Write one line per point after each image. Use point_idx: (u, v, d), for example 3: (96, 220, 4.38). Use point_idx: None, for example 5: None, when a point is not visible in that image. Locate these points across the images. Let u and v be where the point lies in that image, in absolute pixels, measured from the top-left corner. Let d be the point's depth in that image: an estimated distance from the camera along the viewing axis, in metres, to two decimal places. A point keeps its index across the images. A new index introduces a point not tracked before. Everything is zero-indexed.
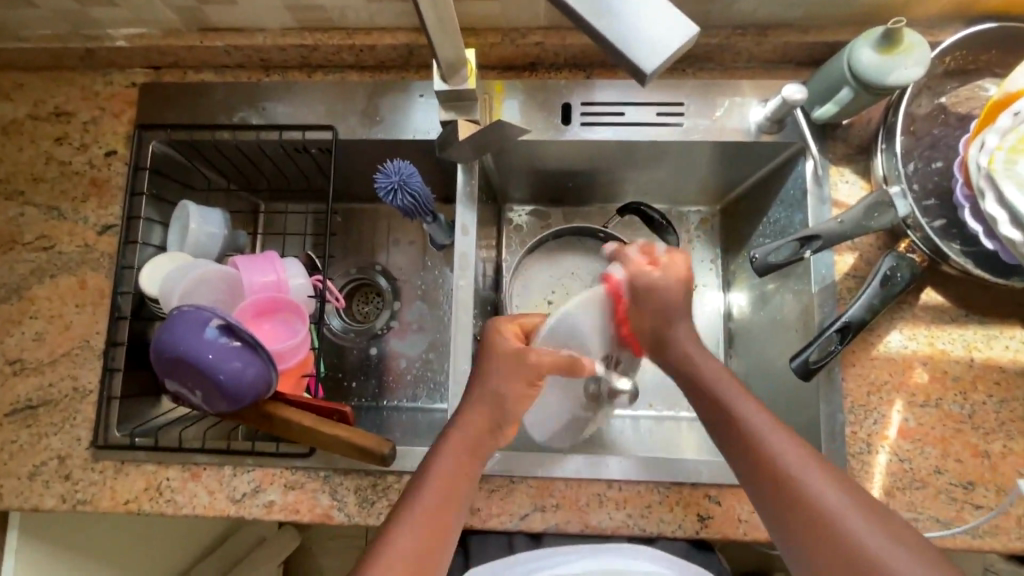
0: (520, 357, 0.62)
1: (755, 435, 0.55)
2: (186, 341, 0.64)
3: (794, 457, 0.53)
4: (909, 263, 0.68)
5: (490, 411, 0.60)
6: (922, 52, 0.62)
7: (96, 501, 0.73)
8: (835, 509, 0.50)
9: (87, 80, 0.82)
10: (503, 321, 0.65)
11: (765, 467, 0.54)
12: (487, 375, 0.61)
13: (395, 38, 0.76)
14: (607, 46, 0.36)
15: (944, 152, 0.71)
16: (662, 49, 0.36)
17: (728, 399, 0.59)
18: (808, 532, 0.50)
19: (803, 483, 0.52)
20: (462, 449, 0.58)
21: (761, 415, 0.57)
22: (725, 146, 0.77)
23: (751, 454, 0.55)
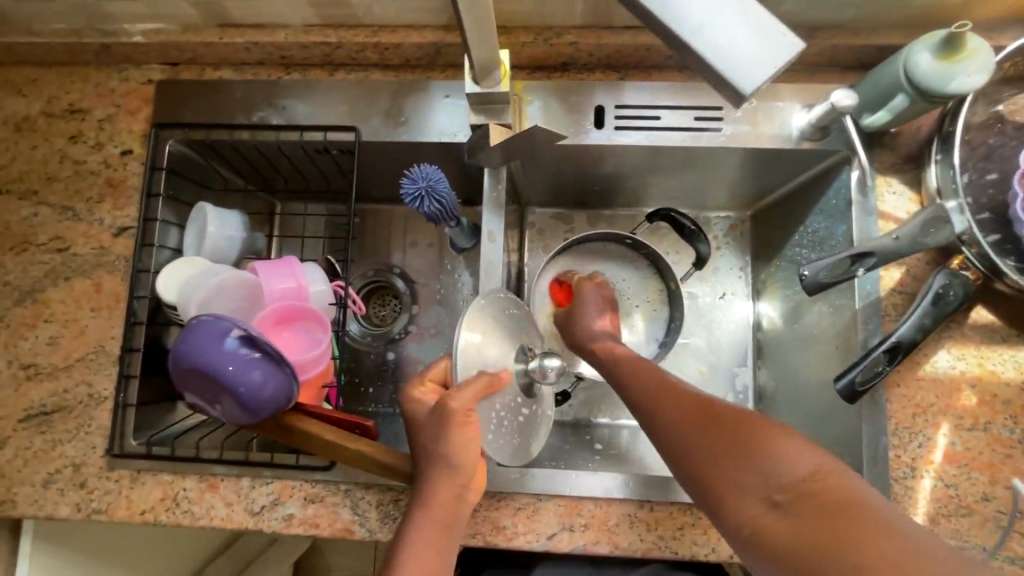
0: (443, 418, 0.55)
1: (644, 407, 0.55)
2: (204, 353, 0.61)
3: (669, 410, 0.53)
4: (962, 280, 0.64)
5: (445, 480, 0.55)
6: (985, 57, 0.58)
7: (112, 511, 0.71)
8: (706, 446, 0.48)
9: (102, 76, 0.79)
10: (413, 384, 0.62)
11: (657, 430, 0.53)
12: (426, 448, 0.56)
13: (422, 36, 0.73)
14: (702, 64, 0.33)
15: (999, 163, 0.67)
16: (765, 65, 0.32)
17: (626, 381, 0.60)
18: (699, 477, 0.48)
19: (681, 435, 0.50)
20: (430, 526, 0.53)
21: (642, 388, 0.57)
22: (764, 152, 0.74)
23: (648, 425, 0.55)
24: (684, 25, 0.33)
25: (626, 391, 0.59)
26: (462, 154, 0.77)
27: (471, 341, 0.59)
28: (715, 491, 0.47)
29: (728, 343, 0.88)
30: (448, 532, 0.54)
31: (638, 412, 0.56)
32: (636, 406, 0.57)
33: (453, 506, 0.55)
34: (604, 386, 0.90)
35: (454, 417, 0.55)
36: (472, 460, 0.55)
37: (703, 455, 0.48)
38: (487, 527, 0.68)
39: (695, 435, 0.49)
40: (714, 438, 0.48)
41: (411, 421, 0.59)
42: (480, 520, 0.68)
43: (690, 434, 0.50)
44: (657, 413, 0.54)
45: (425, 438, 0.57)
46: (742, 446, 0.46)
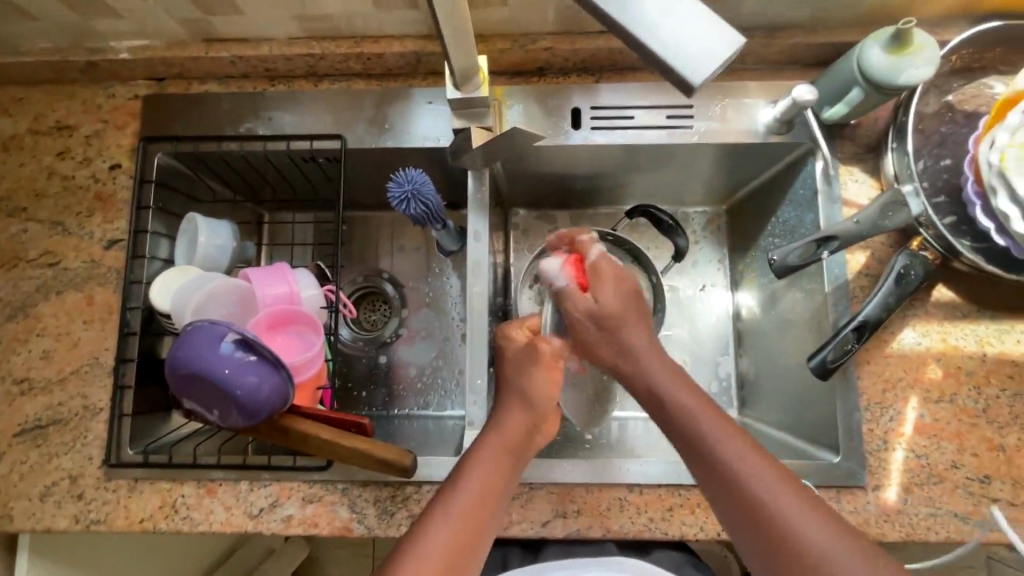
0: (533, 356, 0.65)
1: (722, 460, 0.54)
2: (201, 357, 0.63)
3: (767, 480, 0.52)
4: (922, 260, 0.68)
5: (522, 412, 0.62)
6: (931, 52, 0.63)
7: (110, 521, 0.72)
8: (804, 533, 0.50)
9: (88, 92, 0.81)
10: (511, 325, 0.70)
11: (735, 493, 0.53)
12: (515, 376, 0.64)
13: (403, 46, 0.76)
14: (659, 65, 0.35)
15: (952, 149, 0.71)
16: (713, 59, 0.35)
17: (688, 413, 0.57)
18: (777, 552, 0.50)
19: (778, 514, 0.51)
20: (499, 453, 0.59)
21: (722, 436, 0.55)
22: (734, 147, 0.77)
23: (716, 474, 0.54)
24: (642, 27, 0.35)
25: (693, 429, 0.56)
26: (446, 158, 0.80)
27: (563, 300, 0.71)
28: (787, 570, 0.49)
29: (710, 332, 0.91)
30: (503, 476, 0.58)
31: (704, 460, 0.55)
32: (700, 454, 0.55)
33: (523, 437, 0.61)
34: None
35: (546, 359, 0.65)
36: (550, 400, 0.63)
37: (797, 538, 0.50)
38: None
39: (792, 519, 0.50)
40: (816, 533, 0.50)
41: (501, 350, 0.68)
42: None
43: (790, 514, 0.51)
44: (743, 477, 0.53)
45: (508, 372, 0.65)
46: (844, 550, 0.49)
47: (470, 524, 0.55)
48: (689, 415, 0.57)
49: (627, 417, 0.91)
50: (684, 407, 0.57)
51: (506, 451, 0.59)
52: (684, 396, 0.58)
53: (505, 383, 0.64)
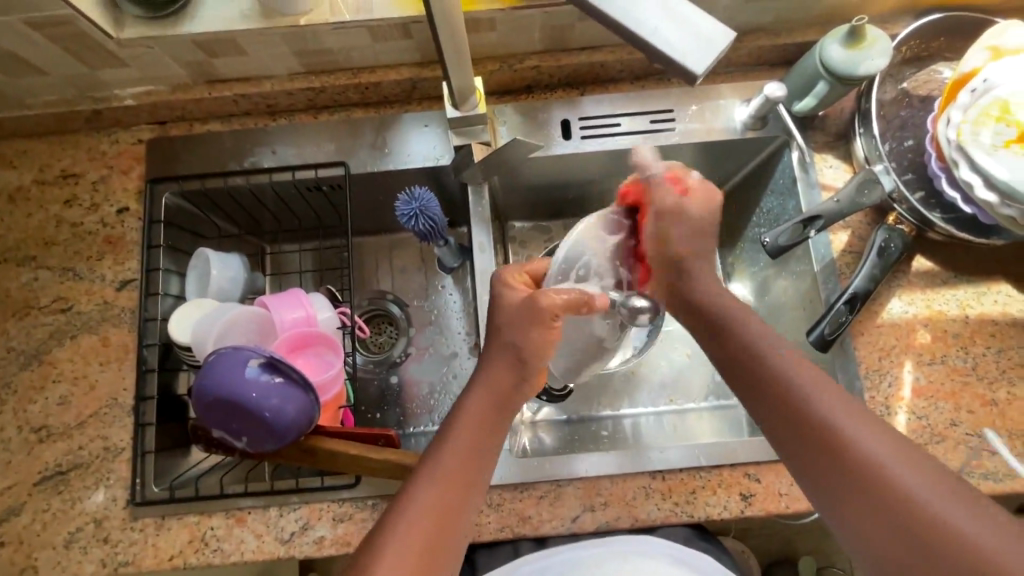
0: (533, 314, 0.59)
1: (781, 379, 0.58)
2: (229, 382, 0.64)
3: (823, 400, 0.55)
4: (900, 234, 0.74)
5: (511, 368, 0.61)
6: (884, 44, 0.69)
7: (139, 561, 0.71)
8: (862, 448, 0.52)
9: (92, 140, 0.83)
10: (512, 272, 0.67)
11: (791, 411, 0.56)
12: (505, 327, 0.61)
13: (399, 74, 0.80)
14: (666, 62, 0.39)
15: (913, 131, 0.78)
16: (712, 54, 0.38)
17: (749, 346, 0.61)
18: (826, 459, 0.53)
19: (830, 422, 0.54)
20: (475, 425, 0.59)
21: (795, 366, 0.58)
22: (715, 145, 0.83)
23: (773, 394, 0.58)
24: (644, 28, 0.38)
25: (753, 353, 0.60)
26: (445, 176, 0.83)
27: (572, 254, 0.70)
28: (853, 493, 0.51)
29: None
30: (483, 439, 0.59)
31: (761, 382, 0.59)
32: (768, 383, 0.58)
33: (506, 394, 0.61)
34: (601, 380, 0.94)
35: (541, 318, 0.59)
36: (540, 357, 0.61)
37: (872, 467, 0.51)
38: (514, 519, 0.72)
39: (846, 430, 0.53)
40: (870, 442, 0.52)
41: (500, 299, 0.64)
42: (506, 513, 0.72)
43: (847, 426, 0.54)
44: (798, 392, 0.57)
45: (503, 324, 0.62)
46: (898, 459, 0.51)
47: (437, 519, 0.54)
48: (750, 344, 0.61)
49: (638, 413, 0.93)
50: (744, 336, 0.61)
51: (483, 415, 0.59)
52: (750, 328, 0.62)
53: (496, 333, 0.62)
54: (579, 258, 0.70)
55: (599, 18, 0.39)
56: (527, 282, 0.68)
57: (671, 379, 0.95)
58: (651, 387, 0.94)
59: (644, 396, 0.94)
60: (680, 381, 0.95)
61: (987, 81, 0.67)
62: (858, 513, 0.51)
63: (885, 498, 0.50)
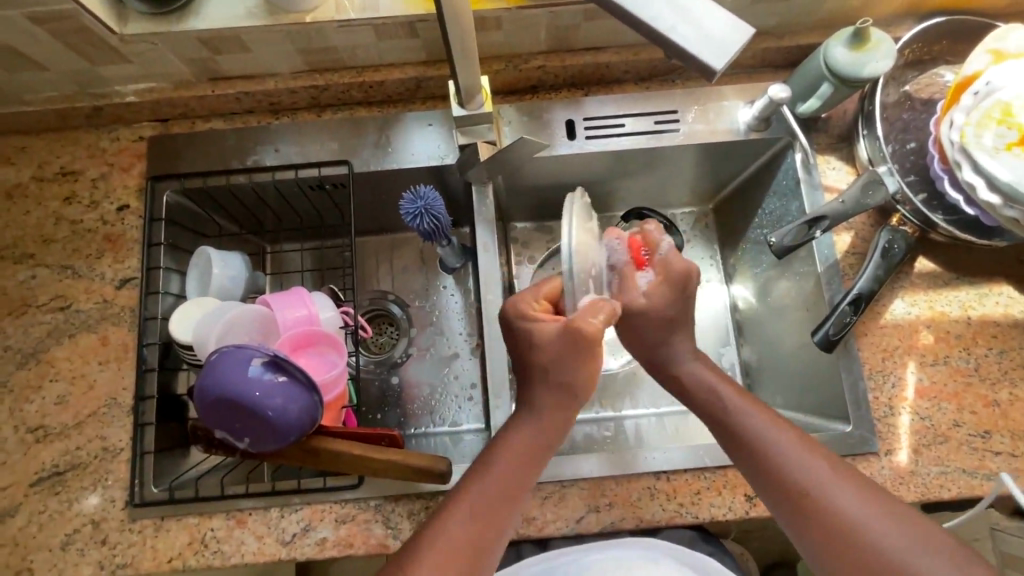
0: (574, 341, 0.58)
1: (762, 444, 0.57)
2: (231, 381, 0.63)
3: (801, 453, 0.56)
4: (902, 235, 0.74)
5: (560, 411, 0.61)
6: (888, 46, 0.69)
7: (137, 564, 0.70)
8: (841, 502, 0.53)
9: (92, 137, 0.82)
10: (528, 300, 0.64)
11: (770, 472, 0.56)
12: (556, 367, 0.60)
13: (403, 72, 0.80)
14: (687, 59, 0.39)
15: (916, 133, 0.78)
16: (729, 49, 0.38)
17: (731, 403, 0.61)
18: (809, 517, 0.54)
19: (807, 476, 0.55)
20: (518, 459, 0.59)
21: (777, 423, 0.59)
22: (718, 146, 0.83)
23: (751, 454, 0.58)
24: (661, 22, 0.38)
25: (726, 416, 0.61)
26: (449, 175, 0.83)
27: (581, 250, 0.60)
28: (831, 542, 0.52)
29: (709, 326, 0.93)
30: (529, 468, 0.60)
31: (738, 440, 0.59)
32: (750, 435, 0.59)
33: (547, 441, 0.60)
34: (603, 381, 0.94)
35: (583, 342, 0.58)
36: (587, 388, 0.61)
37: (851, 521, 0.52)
38: (518, 519, 0.71)
39: (826, 489, 0.54)
40: (849, 498, 0.53)
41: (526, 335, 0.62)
42: None
43: (825, 485, 0.54)
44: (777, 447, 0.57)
45: (546, 363, 0.60)
46: (879, 515, 0.52)
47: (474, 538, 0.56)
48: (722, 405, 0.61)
49: (640, 415, 0.93)
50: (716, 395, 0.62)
51: (528, 453, 0.59)
52: (723, 394, 0.62)
53: (540, 374, 0.61)
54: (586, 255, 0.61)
55: (617, 11, 0.39)
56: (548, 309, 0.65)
57: None
58: (653, 388, 0.94)
59: (645, 397, 0.94)
60: None
61: (990, 84, 0.67)
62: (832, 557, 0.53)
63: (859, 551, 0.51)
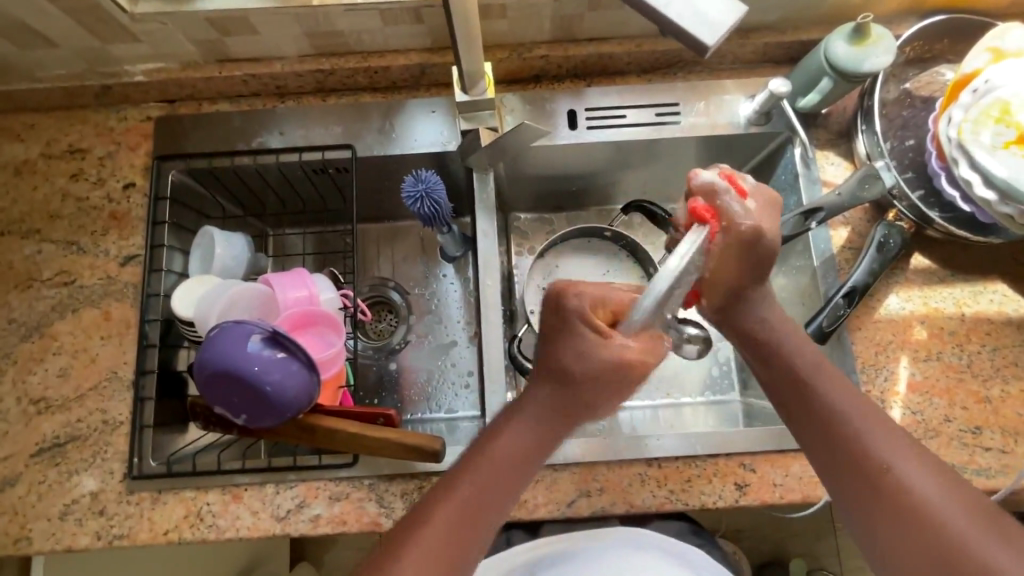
0: (615, 371, 0.57)
1: (831, 418, 0.59)
2: (230, 356, 0.64)
3: (868, 431, 0.57)
4: (899, 229, 0.74)
5: (572, 420, 0.59)
6: (888, 42, 0.70)
7: (134, 535, 0.71)
8: (903, 480, 0.53)
9: (100, 117, 0.83)
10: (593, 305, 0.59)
11: (843, 449, 0.57)
12: (577, 384, 0.58)
13: (408, 58, 0.81)
14: (679, 36, 0.39)
15: (915, 131, 0.79)
16: (721, 26, 0.39)
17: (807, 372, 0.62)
18: (874, 500, 0.54)
19: (891, 464, 0.55)
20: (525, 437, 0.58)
21: (843, 392, 0.60)
22: (719, 139, 0.84)
23: (827, 433, 0.58)
24: None
25: (805, 389, 0.61)
26: (451, 162, 0.84)
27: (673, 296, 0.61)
28: (886, 518, 0.53)
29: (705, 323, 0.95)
30: (525, 459, 0.58)
31: (817, 417, 0.60)
32: (819, 406, 0.60)
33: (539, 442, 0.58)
34: None
35: (631, 375, 0.58)
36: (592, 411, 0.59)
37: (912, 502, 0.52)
38: None
39: (889, 481, 0.54)
40: (919, 485, 0.53)
41: (562, 347, 0.58)
42: None
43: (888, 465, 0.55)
44: (844, 422, 0.58)
45: (576, 377, 0.58)
46: (941, 497, 0.52)
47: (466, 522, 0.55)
48: (807, 382, 0.61)
49: (634, 407, 0.93)
50: (801, 372, 0.62)
51: (515, 455, 0.58)
52: (804, 362, 0.63)
53: (568, 383, 0.58)
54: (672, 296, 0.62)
55: None
56: (607, 320, 0.60)
57: (668, 373, 0.95)
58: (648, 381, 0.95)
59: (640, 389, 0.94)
60: (677, 376, 0.95)
61: (989, 82, 0.68)
62: (887, 534, 0.53)
63: (919, 525, 0.51)
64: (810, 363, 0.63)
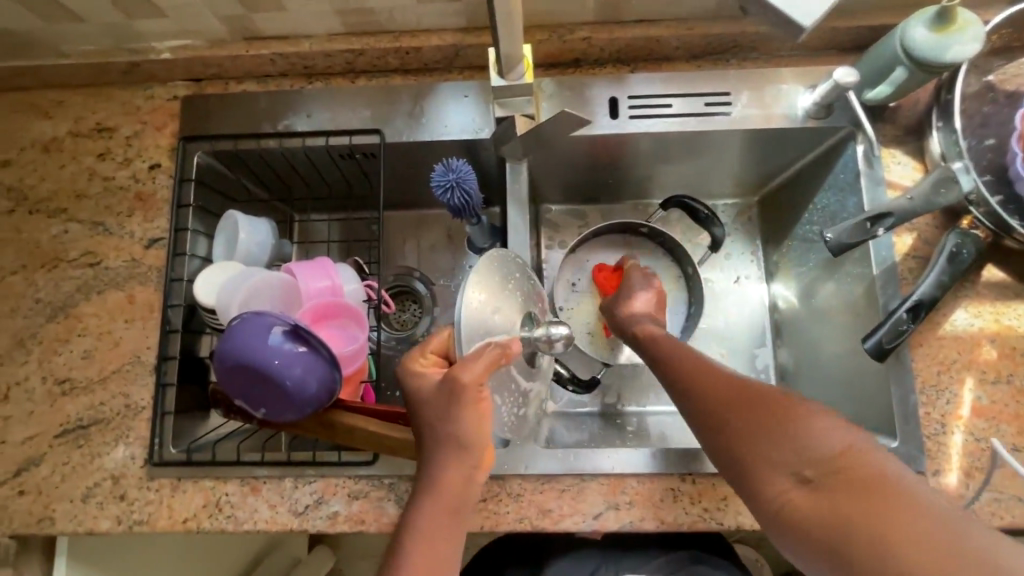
0: (453, 394, 0.51)
1: (692, 396, 0.57)
2: (251, 349, 0.62)
3: (721, 398, 0.55)
4: (973, 239, 0.68)
5: (456, 460, 0.52)
6: (976, 29, 0.63)
7: (153, 522, 0.71)
8: (764, 436, 0.51)
9: (128, 94, 0.82)
10: (414, 358, 0.58)
11: (713, 428, 0.54)
12: (433, 422, 0.52)
13: (442, 39, 0.77)
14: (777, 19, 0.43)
15: (996, 129, 0.71)
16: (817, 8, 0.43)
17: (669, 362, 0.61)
18: (754, 468, 0.51)
19: (743, 419, 0.53)
20: (439, 517, 0.51)
21: (695, 367, 0.59)
22: (772, 132, 0.77)
23: (693, 414, 0.57)
24: None
25: (670, 379, 0.60)
26: (482, 150, 0.80)
27: (476, 321, 0.55)
28: (768, 483, 0.50)
29: (744, 326, 0.89)
30: (450, 535, 0.51)
31: (682, 400, 0.58)
32: (682, 390, 0.58)
33: (460, 497, 0.51)
34: (628, 374, 0.90)
35: (467, 395, 0.51)
36: (483, 438, 0.52)
37: (782, 454, 0.50)
38: (534, 511, 0.69)
39: (754, 441, 0.51)
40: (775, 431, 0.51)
41: (413, 398, 0.55)
42: (526, 504, 0.69)
43: (746, 428, 0.52)
44: (703, 397, 0.56)
45: (432, 418, 0.53)
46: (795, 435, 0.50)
47: None
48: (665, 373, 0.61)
49: (665, 413, 0.89)
50: (667, 362, 0.62)
51: (440, 529, 0.51)
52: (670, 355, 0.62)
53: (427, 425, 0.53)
54: (484, 321, 0.55)
55: None
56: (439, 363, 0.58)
57: None
58: None
59: None
60: None
61: None
62: (778, 498, 0.49)
63: (794, 474, 0.49)
64: (672, 355, 0.62)
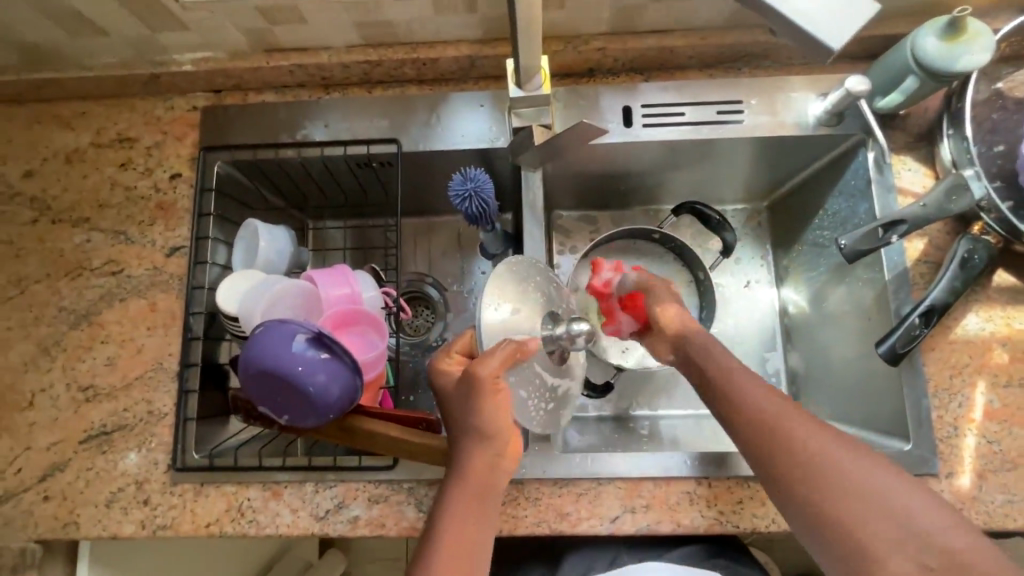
0: (471, 388, 0.54)
1: (771, 420, 0.56)
2: (274, 356, 0.63)
3: (808, 430, 0.54)
4: (985, 244, 0.69)
5: (481, 448, 0.55)
6: (987, 39, 0.64)
7: (176, 526, 0.72)
8: (845, 471, 0.51)
9: (149, 105, 0.83)
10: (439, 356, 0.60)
11: (788, 453, 0.53)
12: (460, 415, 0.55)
13: (458, 50, 0.78)
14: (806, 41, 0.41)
15: (1005, 136, 0.72)
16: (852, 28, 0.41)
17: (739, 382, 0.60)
18: (830, 502, 0.50)
19: (825, 453, 0.52)
20: (468, 502, 0.54)
21: (770, 393, 0.58)
22: (783, 140, 0.78)
23: (768, 437, 0.55)
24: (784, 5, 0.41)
25: (739, 399, 0.59)
26: (497, 158, 0.81)
27: (495, 324, 0.55)
28: (846, 516, 0.50)
29: (756, 330, 0.90)
30: (478, 520, 0.54)
31: (754, 424, 0.56)
32: (758, 412, 0.57)
33: (486, 483, 0.54)
34: (639, 378, 0.91)
35: (483, 388, 0.53)
36: (505, 428, 0.55)
37: (868, 493, 0.50)
38: (551, 514, 0.70)
39: (840, 473, 0.51)
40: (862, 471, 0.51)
41: (442, 395, 0.57)
42: (544, 507, 0.70)
43: (839, 461, 0.52)
44: (784, 425, 0.55)
45: (457, 411, 0.55)
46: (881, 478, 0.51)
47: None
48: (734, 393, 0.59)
49: (677, 417, 0.90)
50: (732, 384, 0.60)
51: (470, 515, 0.54)
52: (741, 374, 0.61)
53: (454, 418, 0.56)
54: (501, 324, 0.55)
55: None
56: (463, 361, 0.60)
57: None
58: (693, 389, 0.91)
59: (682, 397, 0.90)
60: None
61: None
62: (852, 532, 0.49)
63: (877, 517, 0.49)
64: (745, 375, 0.61)
